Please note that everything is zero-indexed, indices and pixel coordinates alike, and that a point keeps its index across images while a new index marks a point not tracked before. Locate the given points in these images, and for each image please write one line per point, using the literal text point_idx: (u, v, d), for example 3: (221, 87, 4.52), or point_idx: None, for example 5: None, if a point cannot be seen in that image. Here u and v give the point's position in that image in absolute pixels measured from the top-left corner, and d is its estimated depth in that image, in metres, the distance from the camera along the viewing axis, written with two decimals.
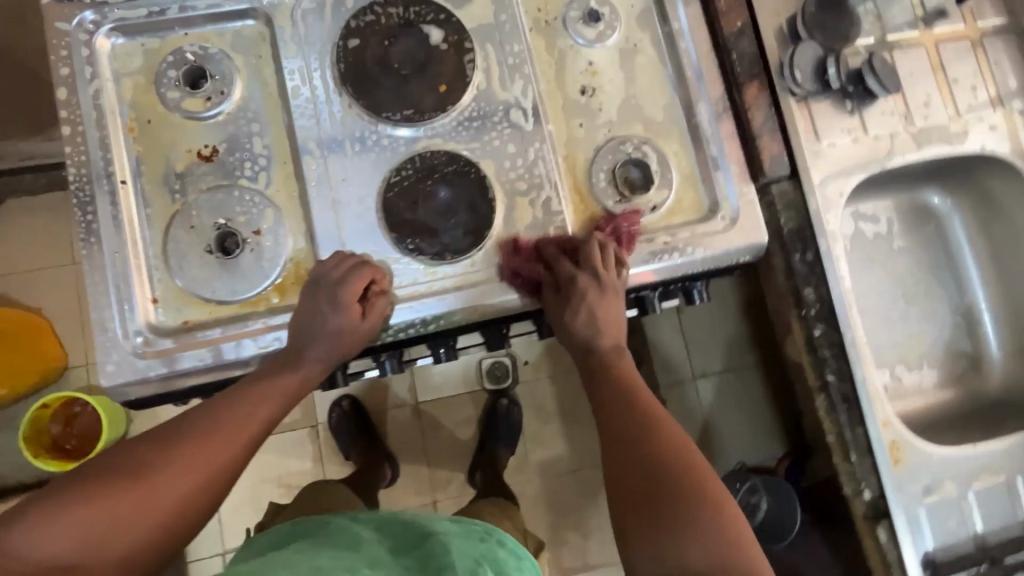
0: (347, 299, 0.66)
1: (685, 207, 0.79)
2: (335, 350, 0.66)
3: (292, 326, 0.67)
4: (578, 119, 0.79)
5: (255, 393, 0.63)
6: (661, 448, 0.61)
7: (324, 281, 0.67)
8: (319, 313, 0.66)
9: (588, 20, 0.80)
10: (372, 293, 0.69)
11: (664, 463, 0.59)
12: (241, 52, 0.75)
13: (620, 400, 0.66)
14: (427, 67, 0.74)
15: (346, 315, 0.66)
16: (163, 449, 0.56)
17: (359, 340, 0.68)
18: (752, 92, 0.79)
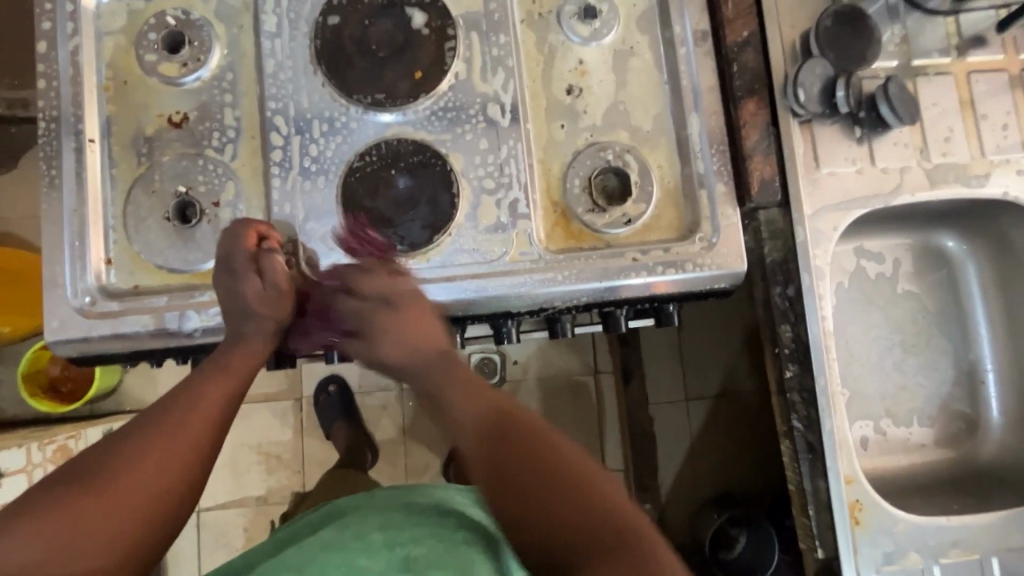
0: (240, 263, 0.66)
1: (663, 224, 0.74)
2: (267, 314, 0.67)
3: (210, 305, 0.68)
4: (561, 121, 0.75)
5: (205, 380, 0.63)
6: (556, 491, 0.57)
7: (222, 259, 0.66)
8: (238, 288, 0.66)
9: (583, 16, 0.75)
10: (266, 247, 0.67)
11: (562, 512, 0.56)
12: (222, 20, 0.73)
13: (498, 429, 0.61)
14: (405, 51, 0.71)
15: (249, 280, 0.66)
16: (132, 437, 0.58)
17: (285, 298, 0.68)
18: (750, 108, 0.73)
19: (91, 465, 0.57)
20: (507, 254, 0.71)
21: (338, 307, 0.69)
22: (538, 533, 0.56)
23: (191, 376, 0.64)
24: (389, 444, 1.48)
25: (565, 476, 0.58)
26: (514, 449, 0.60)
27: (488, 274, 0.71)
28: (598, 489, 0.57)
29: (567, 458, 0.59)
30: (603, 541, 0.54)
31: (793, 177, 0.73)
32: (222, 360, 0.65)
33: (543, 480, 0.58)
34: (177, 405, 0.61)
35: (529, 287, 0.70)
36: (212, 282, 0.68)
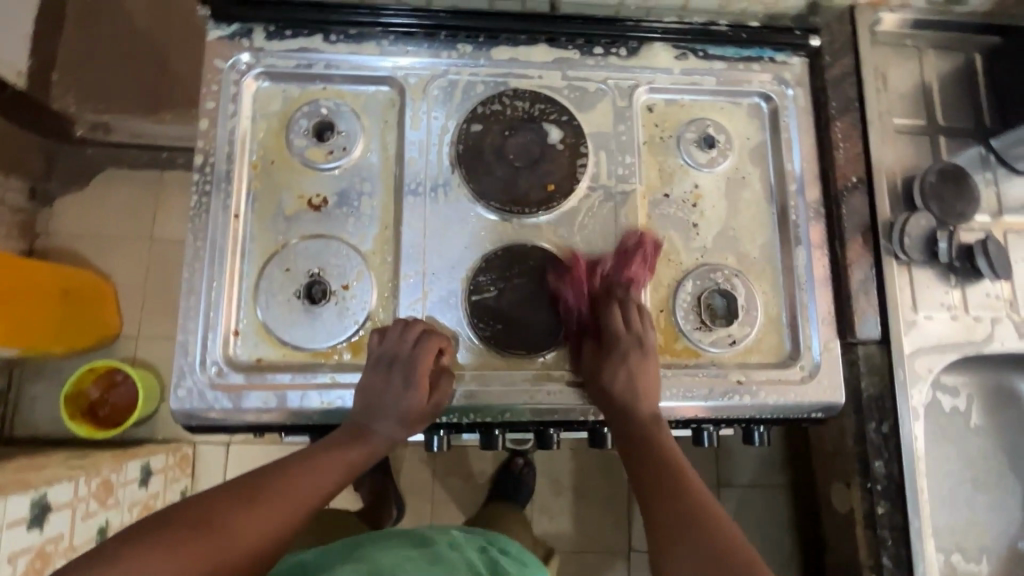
0: (420, 378, 0.67)
1: (765, 348, 0.77)
2: (404, 426, 0.68)
3: (361, 399, 0.68)
4: (673, 237, 0.79)
5: (325, 466, 0.64)
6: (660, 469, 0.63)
7: (400, 357, 0.68)
8: (389, 392, 0.67)
9: (702, 144, 0.81)
10: (442, 368, 0.70)
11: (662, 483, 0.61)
12: (370, 114, 0.78)
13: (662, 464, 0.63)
14: (540, 163, 0.76)
15: (418, 391, 0.67)
16: (243, 492, 0.59)
17: (425, 420, 0.69)
18: (855, 249, 0.77)
19: (206, 509, 0.56)
20: None
21: (452, 400, 0.71)
22: (681, 530, 0.57)
23: (306, 454, 0.65)
24: (421, 505, 1.46)
25: (696, 514, 0.58)
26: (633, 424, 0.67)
27: None
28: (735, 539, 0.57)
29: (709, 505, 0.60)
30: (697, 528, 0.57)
31: (893, 317, 0.76)
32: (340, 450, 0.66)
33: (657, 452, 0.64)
34: (291, 479, 0.62)
35: None
36: (373, 371, 0.68)
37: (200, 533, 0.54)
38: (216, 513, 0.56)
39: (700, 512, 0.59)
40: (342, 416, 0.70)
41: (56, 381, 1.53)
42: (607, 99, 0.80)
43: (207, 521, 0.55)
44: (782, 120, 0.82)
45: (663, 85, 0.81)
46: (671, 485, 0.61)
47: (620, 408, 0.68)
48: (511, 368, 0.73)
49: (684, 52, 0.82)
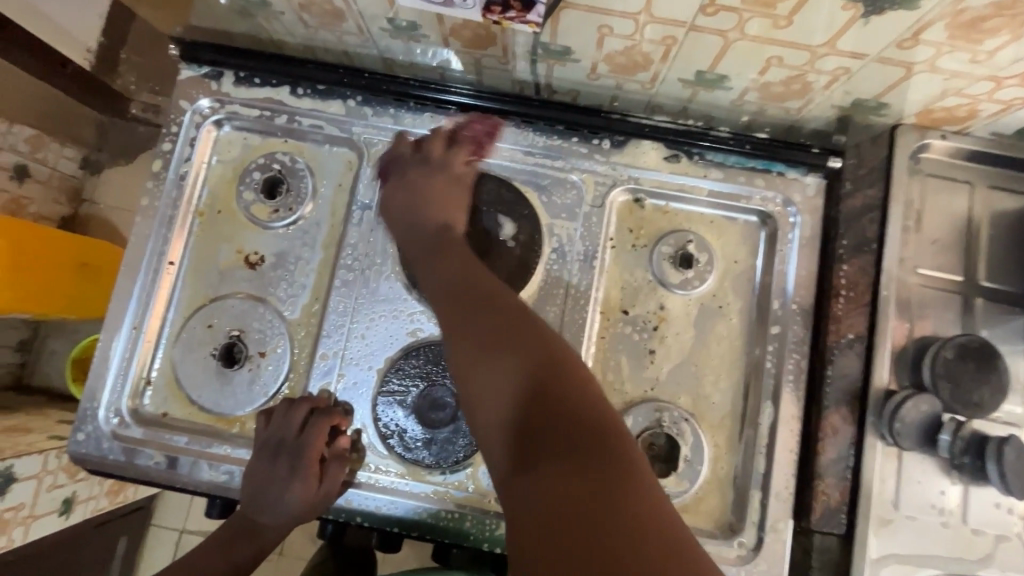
0: (308, 464, 0.65)
1: (702, 511, 0.67)
2: (295, 516, 0.67)
3: (250, 485, 0.66)
4: (622, 361, 0.71)
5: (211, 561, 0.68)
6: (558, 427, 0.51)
7: (290, 439, 0.65)
8: (278, 481, 0.66)
9: (678, 261, 0.71)
10: (335, 454, 0.66)
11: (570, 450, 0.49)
12: (324, 174, 0.74)
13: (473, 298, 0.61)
14: (486, 258, 0.69)
15: (304, 481, 0.65)
16: None
17: (318, 509, 0.67)
18: (834, 420, 0.65)
19: None
20: None
21: (341, 498, 0.67)
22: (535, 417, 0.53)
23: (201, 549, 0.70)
24: None
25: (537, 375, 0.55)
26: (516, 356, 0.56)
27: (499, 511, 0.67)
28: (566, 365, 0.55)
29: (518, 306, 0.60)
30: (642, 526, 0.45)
31: (865, 510, 0.64)
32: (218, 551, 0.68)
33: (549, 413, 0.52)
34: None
35: None
36: (265, 459, 0.66)
37: None
38: None
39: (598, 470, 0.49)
40: (228, 491, 0.68)
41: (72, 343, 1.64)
42: (578, 195, 0.72)
43: None
44: (779, 248, 0.71)
45: (646, 188, 0.72)
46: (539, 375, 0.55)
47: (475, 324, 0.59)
48: (411, 477, 0.67)
49: (677, 154, 0.72)
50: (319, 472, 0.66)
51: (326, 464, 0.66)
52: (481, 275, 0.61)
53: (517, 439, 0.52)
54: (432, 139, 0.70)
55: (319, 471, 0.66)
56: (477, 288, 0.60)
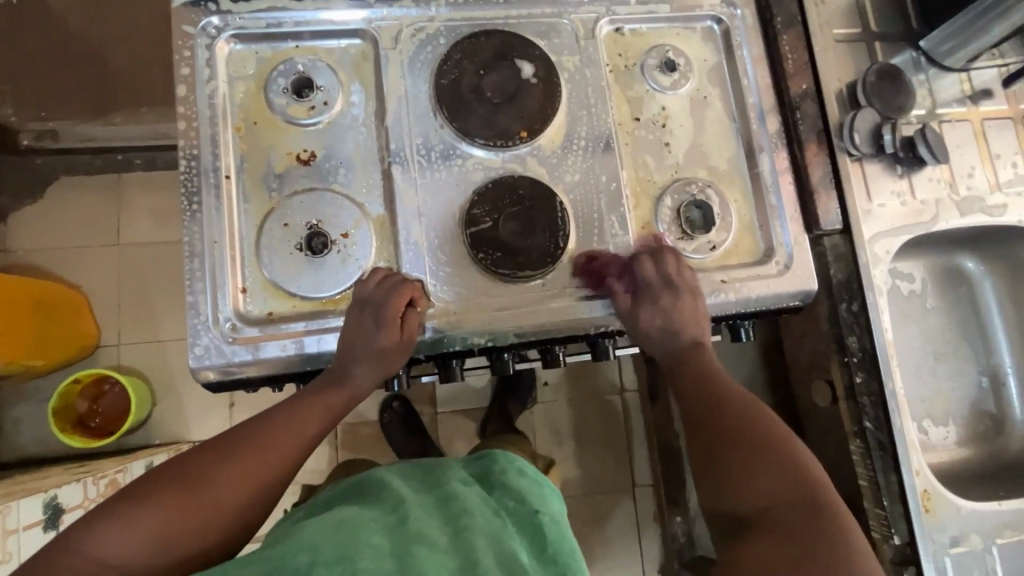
0: (390, 315, 0.69)
1: (741, 251, 0.84)
2: (383, 363, 0.69)
3: (342, 340, 0.70)
4: (647, 158, 0.84)
5: (298, 416, 0.66)
6: (766, 443, 0.60)
7: (375, 297, 0.70)
8: (363, 331, 0.69)
9: (664, 68, 0.86)
10: (411, 308, 0.72)
11: (748, 429, 0.61)
12: (345, 67, 0.80)
13: (699, 390, 0.67)
14: (517, 97, 0.79)
15: (388, 329, 0.69)
16: (219, 454, 0.61)
17: (404, 353, 0.71)
18: (813, 149, 0.85)
19: (183, 471, 0.59)
20: None
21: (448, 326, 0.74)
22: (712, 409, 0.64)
23: (285, 404, 0.68)
24: None
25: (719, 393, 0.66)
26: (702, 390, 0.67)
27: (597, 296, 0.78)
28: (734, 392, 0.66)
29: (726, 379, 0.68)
30: (819, 515, 0.55)
31: (851, 208, 0.85)
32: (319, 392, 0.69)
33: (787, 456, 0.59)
34: (262, 438, 0.64)
35: None
36: (353, 310, 0.70)
37: (183, 490, 0.58)
38: (196, 471, 0.59)
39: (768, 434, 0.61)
40: None
41: (38, 400, 1.49)
42: (571, 34, 0.84)
43: (184, 479, 0.58)
44: (735, 38, 0.88)
45: (622, 16, 0.86)
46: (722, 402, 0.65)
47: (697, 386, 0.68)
48: (515, 291, 0.77)
49: None
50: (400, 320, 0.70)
51: (404, 317, 0.71)
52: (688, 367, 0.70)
53: (707, 441, 0.62)
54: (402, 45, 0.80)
55: (399, 323, 0.70)
56: (698, 388, 0.68)
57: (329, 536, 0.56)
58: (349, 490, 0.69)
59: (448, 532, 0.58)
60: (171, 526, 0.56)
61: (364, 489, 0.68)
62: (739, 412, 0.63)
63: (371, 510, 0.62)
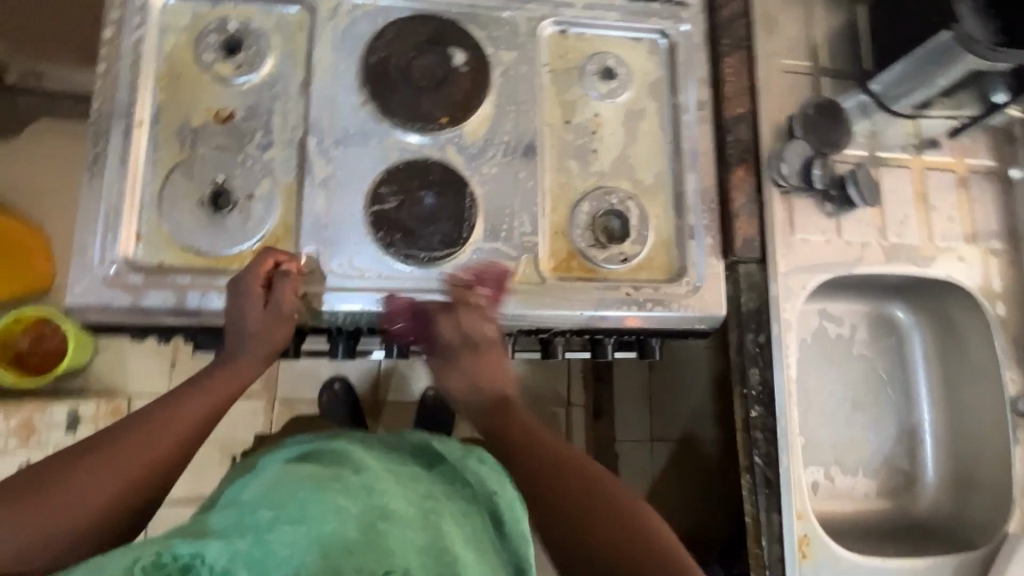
0: (251, 286, 0.69)
1: (654, 266, 0.82)
2: (257, 339, 0.70)
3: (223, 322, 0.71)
4: (571, 162, 0.83)
5: (183, 402, 0.66)
6: (567, 478, 0.64)
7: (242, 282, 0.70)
8: (232, 310, 0.70)
9: (602, 75, 0.85)
10: (279, 275, 0.70)
11: (564, 468, 0.65)
12: (279, 33, 0.80)
13: (515, 441, 0.69)
14: (444, 83, 0.79)
15: (254, 305, 0.69)
16: (99, 445, 0.60)
17: (280, 326, 0.71)
18: (740, 175, 0.84)
19: (59, 467, 0.58)
20: (515, 276, 0.78)
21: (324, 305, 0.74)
22: (560, 461, 0.66)
23: (179, 388, 0.68)
24: None
25: (556, 448, 0.68)
26: (518, 441, 0.69)
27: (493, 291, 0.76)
28: (546, 438, 0.70)
29: (509, 412, 0.73)
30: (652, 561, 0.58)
31: (771, 238, 0.83)
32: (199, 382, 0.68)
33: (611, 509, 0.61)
34: (149, 424, 0.63)
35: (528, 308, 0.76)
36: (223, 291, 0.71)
37: (52, 487, 0.56)
38: (70, 466, 0.58)
39: (563, 463, 0.66)
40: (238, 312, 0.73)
41: None
42: (512, 29, 0.84)
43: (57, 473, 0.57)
44: (680, 55, 0.87)
45: (568, 19, 0.85)
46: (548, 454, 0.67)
47: (511, 441, 0.69)
48: (410, 276, 0.75)
49: None
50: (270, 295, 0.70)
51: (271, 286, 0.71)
52: (493, 406, 0.73)
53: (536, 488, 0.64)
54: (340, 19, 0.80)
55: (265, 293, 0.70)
56: (503, 432, 0.71)
57: (298, 492, 0.51)
58: (304, 454, 0.63)
59: (415, 508, 0.55)
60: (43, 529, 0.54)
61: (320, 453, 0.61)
62: (570, 472, 0.65)
63: (333, 468, 0.57)
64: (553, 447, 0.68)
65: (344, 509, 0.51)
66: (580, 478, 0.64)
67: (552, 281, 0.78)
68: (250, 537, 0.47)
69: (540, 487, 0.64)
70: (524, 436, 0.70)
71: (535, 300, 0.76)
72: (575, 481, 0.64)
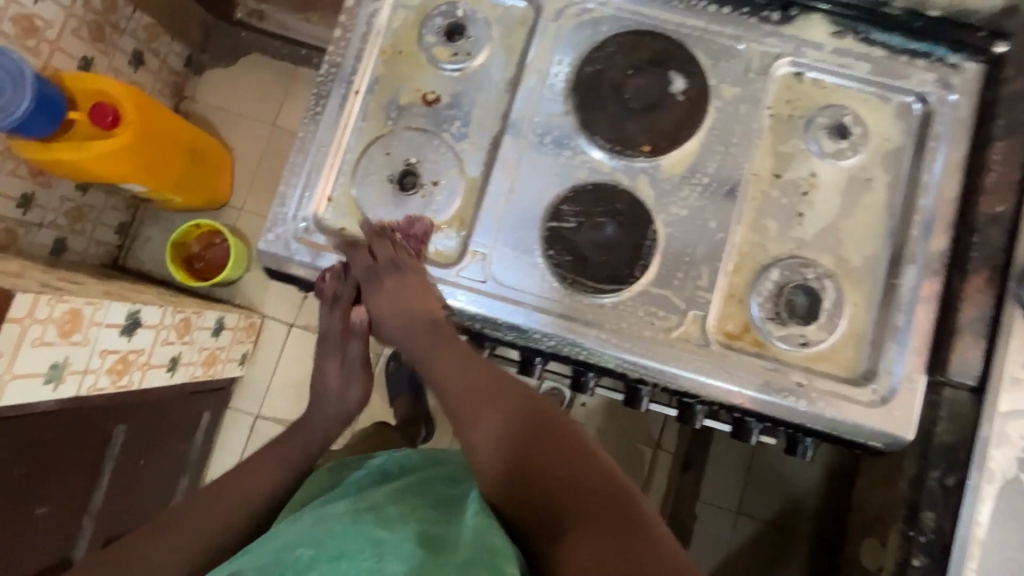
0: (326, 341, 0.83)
1: (836, 360, 0.72)
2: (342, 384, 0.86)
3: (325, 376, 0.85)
4: (769, 222, 0.74)
5: (262, 470, 0.82)
6: (555, 457, 0.58)
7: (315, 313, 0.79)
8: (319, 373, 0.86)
9: (833, 132, 0.74)
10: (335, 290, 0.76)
11: (552, 448, 0.59)
12: (500, 25, 0.79)
13: (502, 403, 0.63)
14: (655, 109, 0.73)
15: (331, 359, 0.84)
16: (174, 523, 0.74)
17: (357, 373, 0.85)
18: (976, 284, 0.70)
19: (141, 540, 0.73)
20: (676, 330, 0.72)
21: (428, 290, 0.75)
22: (543, 437, 0.60)
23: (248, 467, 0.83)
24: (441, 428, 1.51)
25: (538, 419, 0.62)
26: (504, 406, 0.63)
27: (651, 341, 0.71)
28: (530, 405, 0.63)
29: (501, 377, 0.66)
30: (622, 507, 0.54)
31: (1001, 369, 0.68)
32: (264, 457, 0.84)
33: (569, 446, 0.59)
34: (231, 488, 0.79)
35: (682, 368, 0.71)
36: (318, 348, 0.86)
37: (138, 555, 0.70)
38: (169, 519, 0.75)
39: (552, 438, 0.60)
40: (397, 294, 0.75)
41: (168, 229, 1.74)
42: (742, 63, 0.76)
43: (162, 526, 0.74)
44: (935, 127, 0.74)
45: (810, 61, 0.75)
46: (537, 431, 0.61)
47: (494, 405, 0.63)
48: (568, 301, 0.72)
49: (844, 31, 0.75)
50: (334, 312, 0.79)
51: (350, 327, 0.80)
52: (479, 368, 0.66)
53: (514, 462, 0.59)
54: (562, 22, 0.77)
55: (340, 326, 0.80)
56: (484, 393, 0.64)
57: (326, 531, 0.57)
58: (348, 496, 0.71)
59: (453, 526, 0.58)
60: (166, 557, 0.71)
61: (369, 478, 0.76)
62: (513, 409, 0.62)
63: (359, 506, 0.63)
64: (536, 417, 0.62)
65: (383, 539, 0.54)
66: (552, 435, 0.60)
67: (716, 345, 0.71)
68: (293, 573, 0.54)
69: (511, 439, 0.60)
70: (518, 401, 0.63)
71: (693, 362, 0.71)
72: (562, 461, 0.58)
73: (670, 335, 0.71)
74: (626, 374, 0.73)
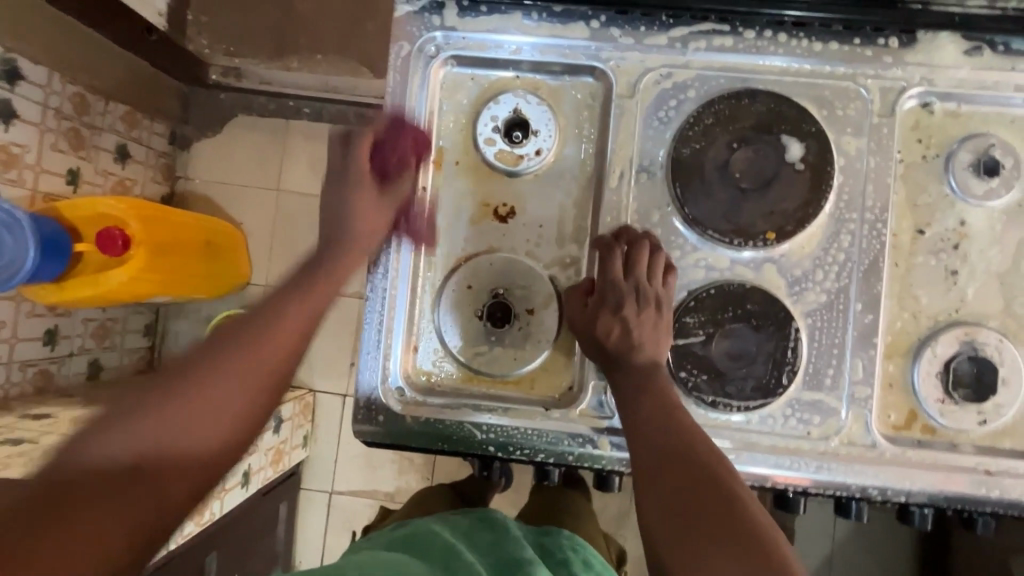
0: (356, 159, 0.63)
1: (1019, 432, 0.64)
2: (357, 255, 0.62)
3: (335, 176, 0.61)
4: (921, 291, 0.64)
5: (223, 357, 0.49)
6: (726, 527, 0.46)
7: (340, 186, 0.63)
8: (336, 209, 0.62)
9: (982, 169, 0.63)
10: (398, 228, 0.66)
11: (725, 514, 0.46)
12: (566, 111, 0.67)
13: (671, 442, 0.51)
14: (772, 185, 0.63)
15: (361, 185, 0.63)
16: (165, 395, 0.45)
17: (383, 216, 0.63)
18: None
19: (140, 415, 0.44)
20: (837, 435, 0.64)
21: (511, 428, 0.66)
22: (718, 497, 0.48)
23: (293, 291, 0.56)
24: None
25: (719, 476, 0.49)
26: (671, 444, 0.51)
27: (812, 452, 0.63)
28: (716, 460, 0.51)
29: (681, 413, 0.54)
30: None
31: None
32: (345, 255, 0.60)
33: (740, 515, 0.46)
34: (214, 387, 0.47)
35: (854, 477, 0.63)
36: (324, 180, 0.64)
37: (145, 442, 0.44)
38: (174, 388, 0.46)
39: (731, 505, 0.47)
40: (509, 444, 0.66)
41: (196, 321, 1.65)
42: (862, 107, 0.64)
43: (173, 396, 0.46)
44: None
45: (942, 89, 0.64)
46: (711, 485, 0.48)
47: (662, 443, 0.52)
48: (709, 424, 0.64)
49: (979, 46, 0.63)
50: (408, 234, 0.67)
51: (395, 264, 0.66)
52: (662, 399, 0.55)
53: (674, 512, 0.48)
54: (639, 98, 0.66)
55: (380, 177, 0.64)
56: (660, 428, 0.53)
57: None
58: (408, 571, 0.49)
59: None
60: (147, 431, 0.44)
61: (432, 534, 0.59)
62: (693, 446, 0.51)
63: None
64: (718, 471, 0.50)
65: None
66: (741, 517, 0.46)
67: (885, 442, 0.64)
68: None
69: (674, 487, 0.49)
70: (698, 445, 0.51)
71: (863, 470, 0.63)
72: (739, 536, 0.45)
73: (832, 442, 0.64)
74: (782, 490, 0.64)
